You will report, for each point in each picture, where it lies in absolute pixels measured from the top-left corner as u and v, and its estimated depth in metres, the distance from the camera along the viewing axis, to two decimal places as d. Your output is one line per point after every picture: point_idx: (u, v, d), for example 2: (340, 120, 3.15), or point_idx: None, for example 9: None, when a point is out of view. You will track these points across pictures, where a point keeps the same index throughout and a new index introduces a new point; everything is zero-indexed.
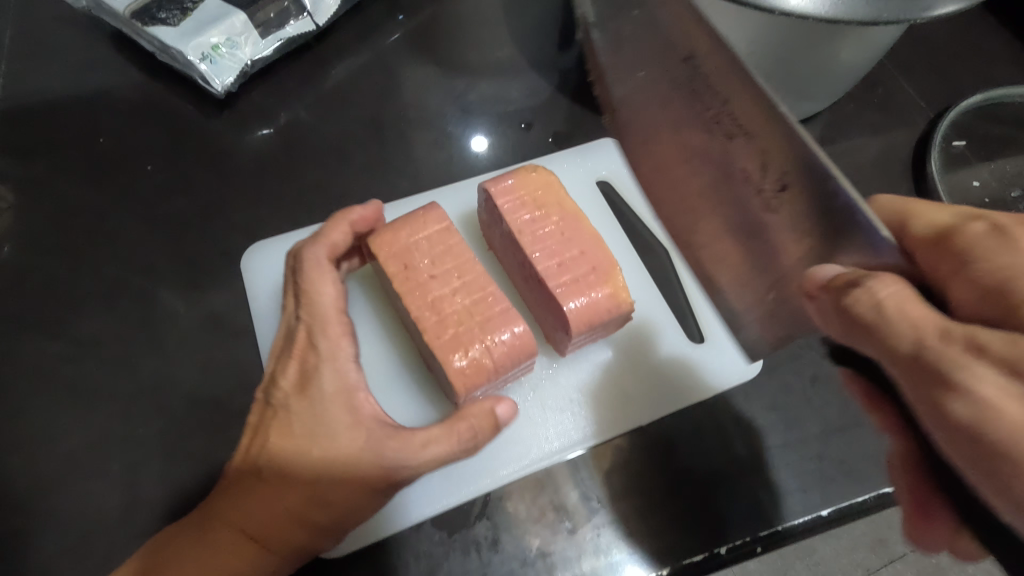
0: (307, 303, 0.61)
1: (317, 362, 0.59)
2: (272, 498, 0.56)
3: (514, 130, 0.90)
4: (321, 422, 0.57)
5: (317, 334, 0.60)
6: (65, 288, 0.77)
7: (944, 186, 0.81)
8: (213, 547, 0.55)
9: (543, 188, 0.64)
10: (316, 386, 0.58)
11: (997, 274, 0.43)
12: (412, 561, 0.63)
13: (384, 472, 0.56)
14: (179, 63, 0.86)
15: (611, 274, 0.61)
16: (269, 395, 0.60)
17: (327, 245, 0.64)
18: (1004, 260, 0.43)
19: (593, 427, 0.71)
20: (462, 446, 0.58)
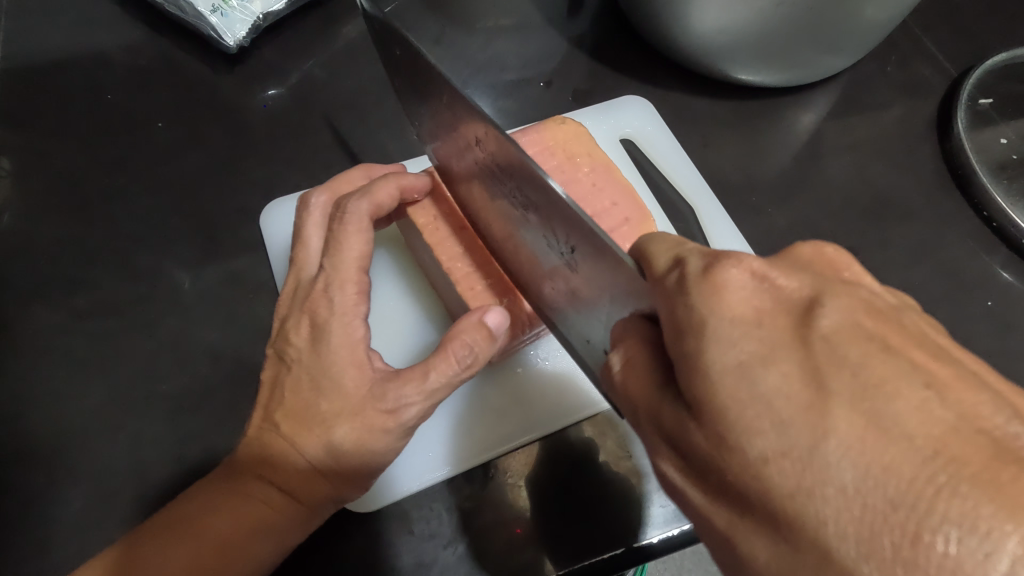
0: (332, 255, 0.55)
1: (327, 315, 0.52)
2: (293, 451, 0.50)
3: (533, 88, 0.88)
4: (327, 374, 0.50)
5: (334, 288, 0.53)
6: (78, 245, 0.75)
7: (970, 144, 0.80)
8: (234, 506, 0.49)
9: (573, 138, 0.62)
10: (322, 339, 0.51)
11: (759, 329, 0.31)
12: (442, 513, 0.59)
13: (390, 410, 0.49)
14: (189, 16, 0.84)
15: (645, 225, 0.59)
16: (279, 351, 0.53)
17: (372, 203, 0.57)
18: (719, 328, 0.32)
19: (498, 427, 0.64)
20: (459, 375, 0.51)
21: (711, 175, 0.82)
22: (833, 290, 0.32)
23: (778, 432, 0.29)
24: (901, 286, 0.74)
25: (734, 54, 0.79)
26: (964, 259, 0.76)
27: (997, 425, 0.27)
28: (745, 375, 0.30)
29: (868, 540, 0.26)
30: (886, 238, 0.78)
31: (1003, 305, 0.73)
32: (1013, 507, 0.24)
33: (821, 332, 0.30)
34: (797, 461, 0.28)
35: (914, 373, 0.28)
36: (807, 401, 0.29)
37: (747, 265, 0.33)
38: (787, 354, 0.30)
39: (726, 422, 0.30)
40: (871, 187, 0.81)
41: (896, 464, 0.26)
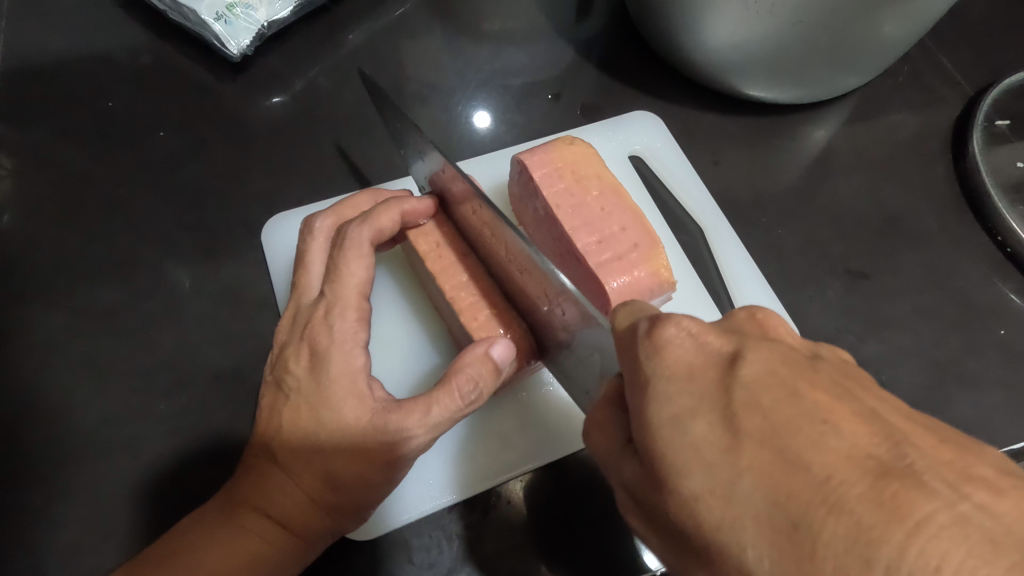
0: (332, 281, 0.53)
1: (327, 343, 0.50)
2: (292, 480, 0.49)
3: (541, 101, 0.87)
4: (329, 405, 0.49)
5: (335, 316, 0.52)
6: (76, 257, 0.74)
7: (986, 166, 0.79)
8: (230, 535, 0.48)
9: (580, 160, 0.61)
10: (323, 368, 0.50)
11: (691, 382, 0.33)
12: (443, 542, 0.58)
13: (391, 442, 0.48)
14: (192, 24, 0.83)
15: (653, 252, 0.58)
16: (279, 379, 0.52)
17: (375, 228, 0.56)
18: (658, 386, 0.34)
19: (502, 457, 0.63)
20: (464, 408, 0.50)
21: (721, 192, 0.80)
22: (754, 344, 0.34)
23: (704, 473, 0.31)
24: (913, 310, 0.72)
25: (748, 72, 0.78)
26: (978, 284, 0.74)
27: (889, 452, 0.28)
28: (676, 418, 0.33)
29: (781, 560, 0.27)
30: (898, 261, 0.76)
31: (1018, 333, 0.71)
32: (891, 520, 0.26)
33: (741, 379, 0.32)
34: (721, 496, 0.30)
35: (813, 411, 0.30)
36: (725, 445, 0.31)
37: (683, 325, 0.35)
38: (711, 404, 0.32)
39: (664, 466, 0.33)
40: (884, 207, 0.80)
41: (797, 490, 0.28)
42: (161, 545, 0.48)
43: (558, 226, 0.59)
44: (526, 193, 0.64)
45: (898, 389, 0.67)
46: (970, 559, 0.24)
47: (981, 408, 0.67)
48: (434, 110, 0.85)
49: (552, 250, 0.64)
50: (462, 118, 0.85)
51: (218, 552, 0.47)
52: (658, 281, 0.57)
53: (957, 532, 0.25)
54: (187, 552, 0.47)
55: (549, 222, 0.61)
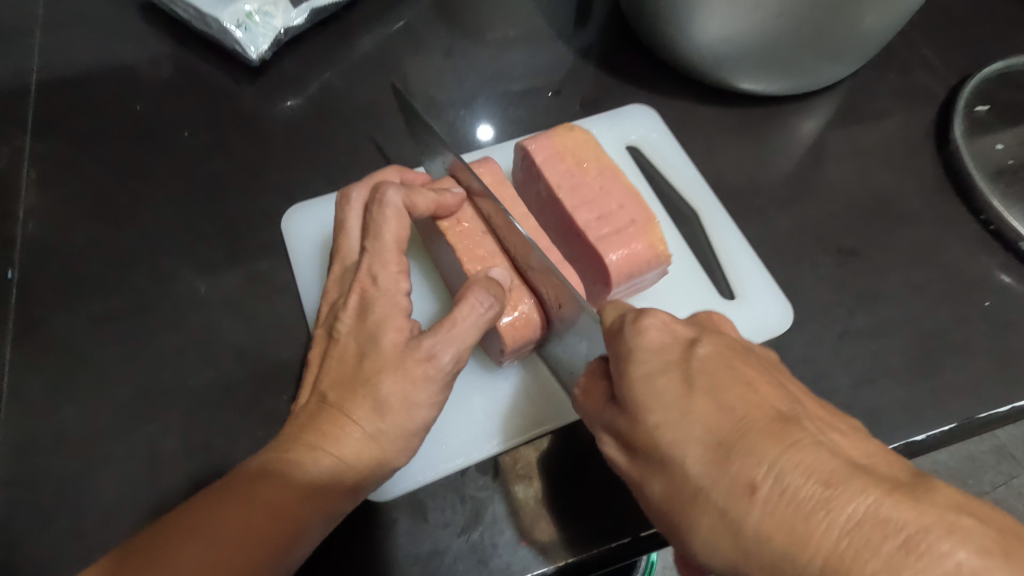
0: (373, 238, 0.58)
1: (374, 293, 0.56)
2: (347, 418, 0.51)
3: (541, 97, 0.92)
4: (371, 335, 0.54)
5: (376, 268, 0.57)
6: (109, 248, 0.79)
7: (968, 150, 0.83)
8: (290, 467, 0.48)
9: (581, 144, 0.65)
10: (368, 312, 0.55)
11: (662, 354, 0.43)
12: (455, 503, 0.61)
13: (426, 355, 0.53)
14: (214, 31, 0.88)
15: (650, 227, 0.62)
16: (329, 329, 0.57)
17: (410, 198, 0.61)
18: (637, 356, 0.43)
19: (507, 427, 0.66)
20: (487, 314, 0.56)
21: (715, 177, 0.84)
22: (710, 334, 0.44)
23: (663, 412, 0.41)
24: (902, 286, 0.75)
25: (736, 65, 0.82)
26: (963, 261, 0.78)
27: (787, 405, 0.40)
28: (649, 377, 0.42)
29: (706, 470, 0.38)
30: (887, 240, 0.79)
31: (1002, 305, 0.74)
32: (779, 443, 0.37)
33: (697, 354, 0.42)
34: (672, 427, 0.40)
35: (742, 377, 0.41)
36: (681, 394, 0.41)
37: (656, 315, 0.45)
38: (674, 369, 0.42)
39: (636, 408, 0.42)
40: (873, 190, 0.83)
41: (723, 424, 0.38)
42: (223, 480, 0.48)
43: (560, 205, 0.63)
44: (529, 177, 0.68)
45: (887, 357, 0.70)
46: (822, 464, 0.35)
47: (968, 375, 0.69)
48: (440, 109, 0.90)
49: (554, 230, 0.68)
50: (469, 117, 0.90)
51: (282, 481, 0.47)
52: (655, 254, 0.61)
53: (818, 451, 0.36)
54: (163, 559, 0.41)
55: (552, 203, 0.65)
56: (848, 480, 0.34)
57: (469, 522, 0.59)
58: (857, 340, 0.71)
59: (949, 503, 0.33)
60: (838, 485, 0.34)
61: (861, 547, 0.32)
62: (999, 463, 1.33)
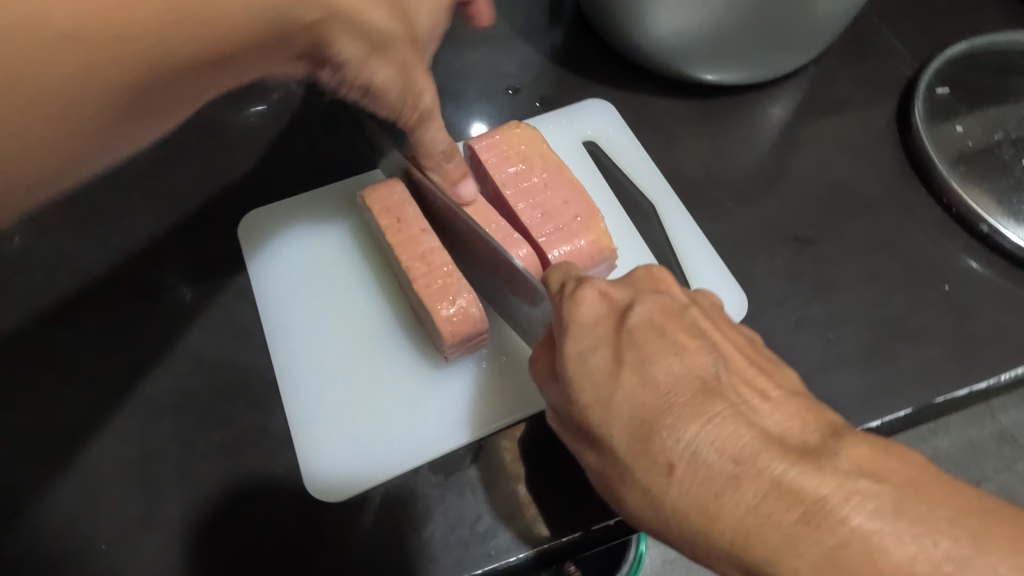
0: None
1: None
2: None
3: (501, 95, 0.90)
4: None
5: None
6: None
7: (928, 133, 0.82)
8: None
9: (525, 142, 0.65)
10: None
11: (596, 328, 0.45)
12: (407, 503, 0.62)
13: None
14: None
15: (594, 222, 0.62)
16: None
17: None
18: (573, 329, 0.46)
19: (459, 424, 0.67)
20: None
21: (673, 170, 0.84)
22: (644, 298, 0.46)
23: (592, 390, 0.44)
24: (860, 273, 0.75)
25: (690, 56, 0.82)
26: (922, 245, 0.77)
27: (711, 373, 0.43)
28: (589, 345, 0.45)
29: (632, 446, 0.42)
30: (847, 227, 0.79)
31: (962, 288, 0.74)
32: (696, 415, 0.40)
33: (629, 324, 0.45)
34: (602, 405, 0.43)
35: (671, 344, 0.43)
36: (611, 370, 0.43)
37: (595, 286, 0.47)
38: (605, 342, 0.45)
39: (572, 384, 0.45)
40: (832, 178, 0.83)
41: (648, 400, 0.42)
42: None
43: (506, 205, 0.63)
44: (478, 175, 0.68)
45: (843, 345, 0.70)
46: (738, 438, 0.39)
47: (925, 360, 0.69)
48: None
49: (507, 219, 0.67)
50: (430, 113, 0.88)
51: None
52: (598, 249, 0.61)
53: (733, 423, 0.40)
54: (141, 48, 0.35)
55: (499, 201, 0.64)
56: (758, 452, 0.38)
57: (420, 521, 0.60)
58: (813, 329, 0.71)
59: (852, 467, 0.37)
60: (744, 466, 0.38)
61: (769, 514, 0.36)
62: (1002, 449, 1.25)
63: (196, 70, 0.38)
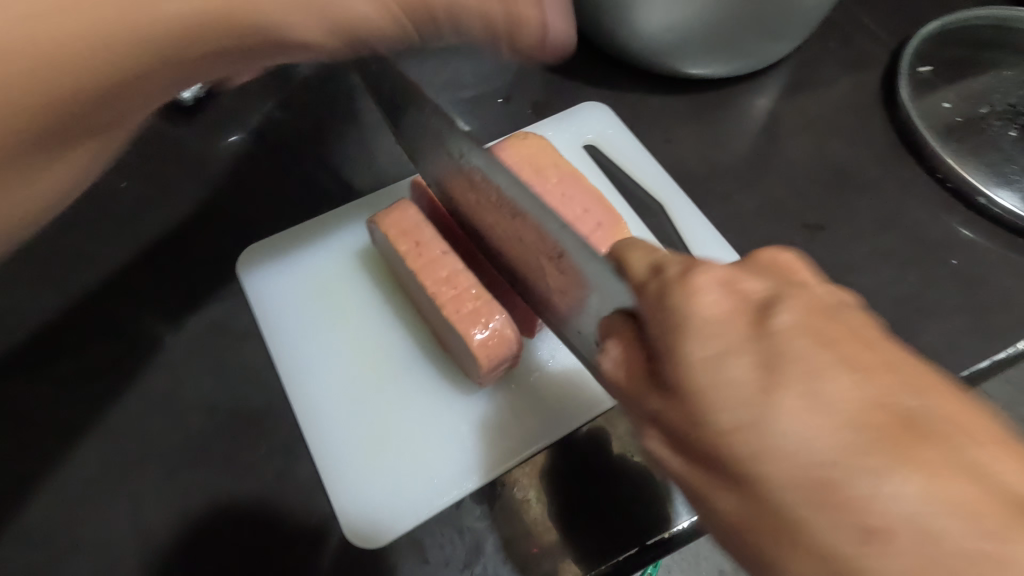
0: None
1: None
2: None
3: (493, 104, 0.89)
4: None
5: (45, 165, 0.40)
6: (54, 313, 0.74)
7: (917, 111, 0.83)
8: None
9: (537, 152, 0.64)
10: None
11: (722, 327, 0.34)
12: (454, 537, 0.60)
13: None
14: None
15: (618, 228, 0.61)
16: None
17: None
18: (687, 318, 0.35)
19: (500, 450, 0.66)
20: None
21: (676, 167, 0.83)
22: (789, 290, 0.36)
23: (732, 412, 0.32)
24: (871, 254, 0.76)
25: (682, 52, 0.82)
26: (926, 221, 0.78)
27: (915, 403, 0.30)
28: (704, 347, 0.34)
29: (807, 501, 0.29)
30: (852, 210, 0.79)
31: (969, 261, 0.75)
32: (924, 475, 0.27)
33: (777, 328, 0.34)
34: (752, 436, 0.31)
35: (850, 360, 0.32)
36: (759, 384, 0.32)
37: (716, 273, 0.36)
38: (742, 346, 0.34)
39: (696, 400, 0.34)
40: (830, 162, 0.84)
41: (829, 446, 0.29)
42: None
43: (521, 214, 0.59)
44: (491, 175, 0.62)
45: None
46: (985, 509, 0.26)
47: (946, 335, 0.70)
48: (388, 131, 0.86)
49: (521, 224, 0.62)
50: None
51: None
52: None
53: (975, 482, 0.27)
54: (141, 6, 0.38)
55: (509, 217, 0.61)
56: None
57: (468, 555, 0.59)
58: None
59: None
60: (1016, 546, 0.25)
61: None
62: None
63: (190, 39, 0.41)
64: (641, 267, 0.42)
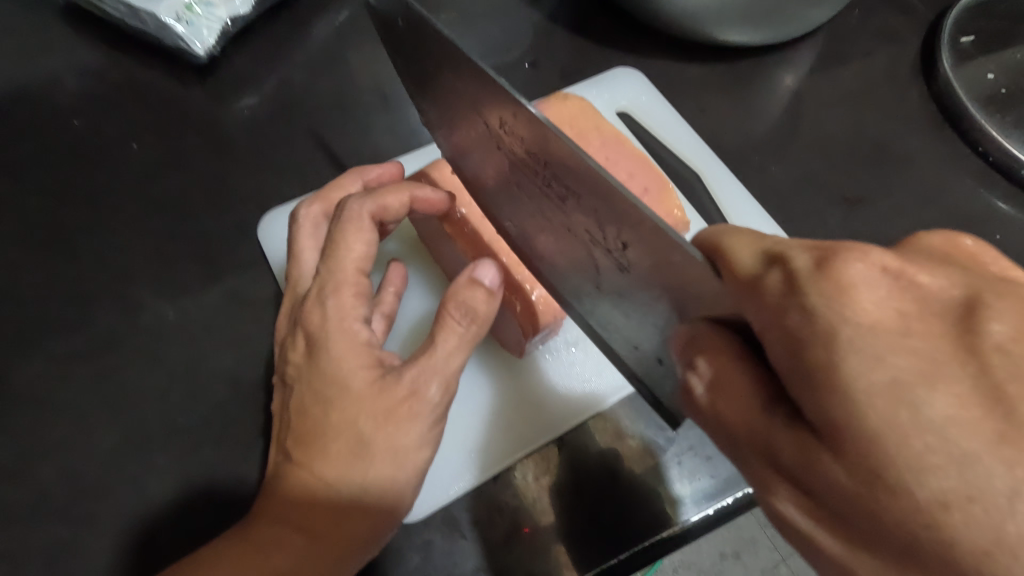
0: (328, 258, 0.54)
1: (325, 322, 0.51)
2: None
3: (519, 70, 0.86)
4: (337, 373, 0.49)
5: (328, 293, 0.53)
6: (65, 280, 0.71)
7: (959, 82, 0.81)
8: None
9: (578, 114, 0.61)
10: (324, 349, 0.50)
11: (907, 338, 0.28)
12: (490, 514, 0.58)
13: (409, 391, 0.50)
14: (152, 28, 0.79)
15: (664, 194, 0.58)
16: (284, 374, 0.54)
17: (376, 204, 0.57)
18: (852, 335, 0.29)
19: (531, 426, 0.64)
20: (469, 330, 0.53)
21: (711, 137, 0.81)
22: (995, 289, 0.29)
23: (954, 463, 0.26)
24: (913, 228, 0.74)
25: (718, 18, 0.78)
26: (967, 195, 0.76)
27: None
28: (868, 355, 0.28)
29: None
30: (892, 183, 0.77)
31: (1013, 236, 0.73)
32: None
33: (991, 342, 0.27)
34: (975, 496, 0.25)
35: None
36: (967, 422, 0.26)
37: (876, 260, 0.30)
38: (955, 371, 0.27)
39: (868, 448, 0.28)
40: (868, 133, 0.81)
41: None
42: None
43: (535, 237, 0.56)
44: (500, 185, 0.57)
45: None
46: None
47: None
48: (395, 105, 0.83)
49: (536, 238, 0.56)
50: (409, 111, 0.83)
51: None
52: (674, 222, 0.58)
53: None
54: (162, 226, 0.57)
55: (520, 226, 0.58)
56: None
57: (503, 531, 0.56)
58: None
59: None
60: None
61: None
62: None
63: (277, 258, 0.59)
64: (749, 264, 0.34)
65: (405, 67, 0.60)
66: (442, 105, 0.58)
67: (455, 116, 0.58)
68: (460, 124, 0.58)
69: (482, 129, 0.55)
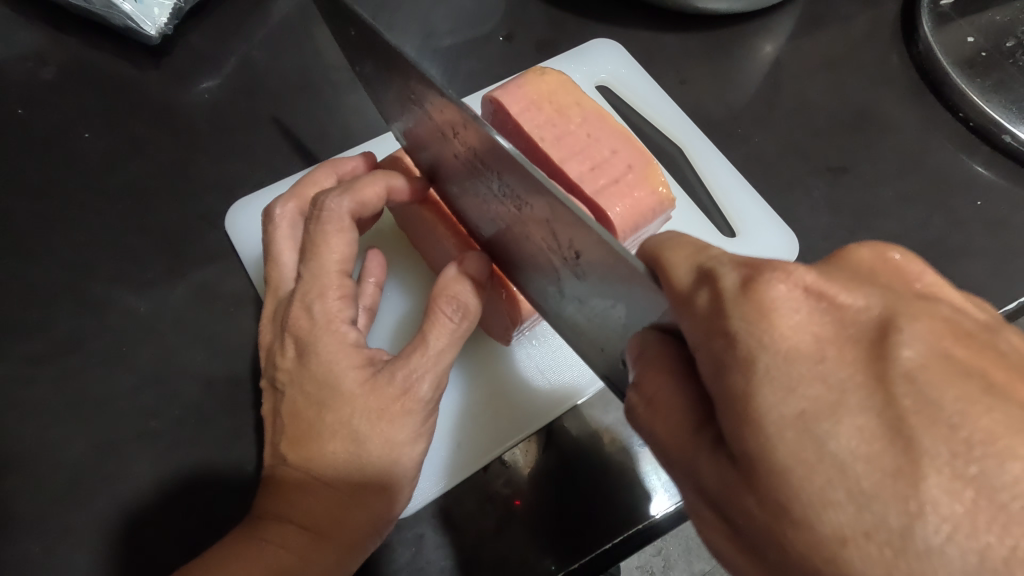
0: (311, 259, 0.52)
1: (313, 326, 0.50)
2: None
3: (493, 44, 0.82)
4: (324, 378, 0.48)
5: (314, 298, 0.51)
6: (18, 280, 0.67)
7: (939, 44, 0.79)
8: None
9: (557, 88, 0.58)
10: (312, 353, 0.49)
11: (824, 365, 0.26)
12: (481, 506, 0.57)
13: (402, 389, 0.48)
14: (97, 7, 0.74)
15: (650, 170, 0.56)
16: (273, 379, 0.51)
17: (356, 201, 0.54)
18: (770, 365, 0.27)
19: (510, 423, 0.62)
20: (461, 326, 0.51)
21: (692, 111, 0.79)
22: (909, 310, 0.27)
23: (857, 506, 0.24)
24: (896, 197, 0.73)
25: None
26: (947, 161, 0.76)
27: None
28: (783, 384, 0.27)
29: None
30: (874, 151, 0.76)
31: (993, 203, 0.73)
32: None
33: (901, 368, 0.25)
34: (884, 537, 0.23)
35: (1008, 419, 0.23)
36: (884, 453, 0.24)
37: (798, 280, 0.28)
38: (859, 397, 0.25)
39: (784, 483, 0.26)
40: (849, 101, 0.80)
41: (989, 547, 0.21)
42: None
43: (501, 232, 0.53)
44: (462, 186, 0.55)
45: None
46: None
47: (973, 276, 0.68)
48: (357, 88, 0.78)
49: (501, 236, 0.54)
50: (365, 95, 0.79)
51: None
52: (659, 199, 0.56)
53: None
54: None
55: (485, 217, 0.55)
56: None
57: (492, 523, 0.56)
58: None
59: None
60: None
61: None
62: None
63: None
64: (685, 280, 0.32)
65: (357, 54, 0.58)
66: (400, 105, 0.57)
67: (407, 113, 0.56)
68: (412, 125, 0.57)
69: (437, 131, 0.54)
